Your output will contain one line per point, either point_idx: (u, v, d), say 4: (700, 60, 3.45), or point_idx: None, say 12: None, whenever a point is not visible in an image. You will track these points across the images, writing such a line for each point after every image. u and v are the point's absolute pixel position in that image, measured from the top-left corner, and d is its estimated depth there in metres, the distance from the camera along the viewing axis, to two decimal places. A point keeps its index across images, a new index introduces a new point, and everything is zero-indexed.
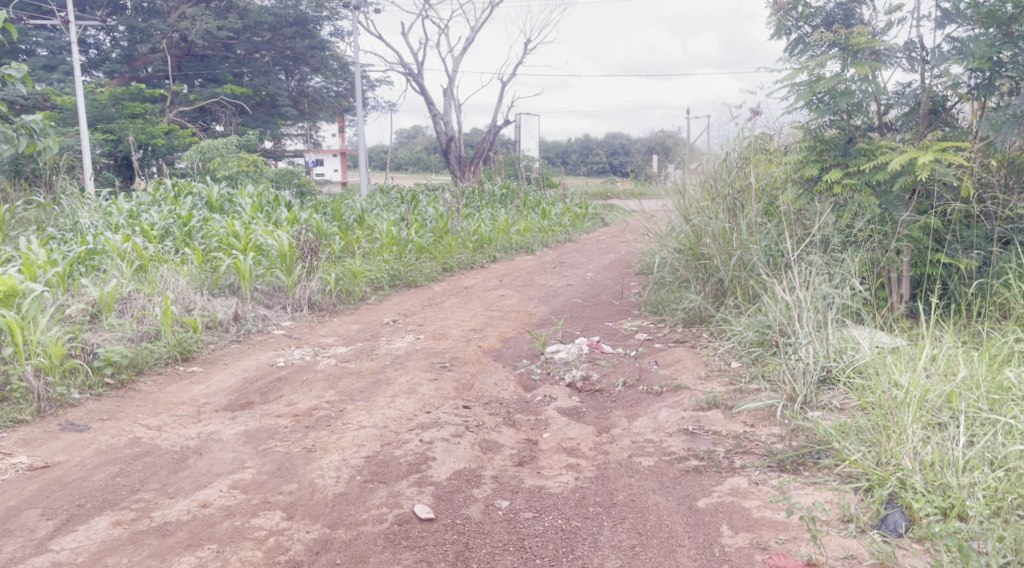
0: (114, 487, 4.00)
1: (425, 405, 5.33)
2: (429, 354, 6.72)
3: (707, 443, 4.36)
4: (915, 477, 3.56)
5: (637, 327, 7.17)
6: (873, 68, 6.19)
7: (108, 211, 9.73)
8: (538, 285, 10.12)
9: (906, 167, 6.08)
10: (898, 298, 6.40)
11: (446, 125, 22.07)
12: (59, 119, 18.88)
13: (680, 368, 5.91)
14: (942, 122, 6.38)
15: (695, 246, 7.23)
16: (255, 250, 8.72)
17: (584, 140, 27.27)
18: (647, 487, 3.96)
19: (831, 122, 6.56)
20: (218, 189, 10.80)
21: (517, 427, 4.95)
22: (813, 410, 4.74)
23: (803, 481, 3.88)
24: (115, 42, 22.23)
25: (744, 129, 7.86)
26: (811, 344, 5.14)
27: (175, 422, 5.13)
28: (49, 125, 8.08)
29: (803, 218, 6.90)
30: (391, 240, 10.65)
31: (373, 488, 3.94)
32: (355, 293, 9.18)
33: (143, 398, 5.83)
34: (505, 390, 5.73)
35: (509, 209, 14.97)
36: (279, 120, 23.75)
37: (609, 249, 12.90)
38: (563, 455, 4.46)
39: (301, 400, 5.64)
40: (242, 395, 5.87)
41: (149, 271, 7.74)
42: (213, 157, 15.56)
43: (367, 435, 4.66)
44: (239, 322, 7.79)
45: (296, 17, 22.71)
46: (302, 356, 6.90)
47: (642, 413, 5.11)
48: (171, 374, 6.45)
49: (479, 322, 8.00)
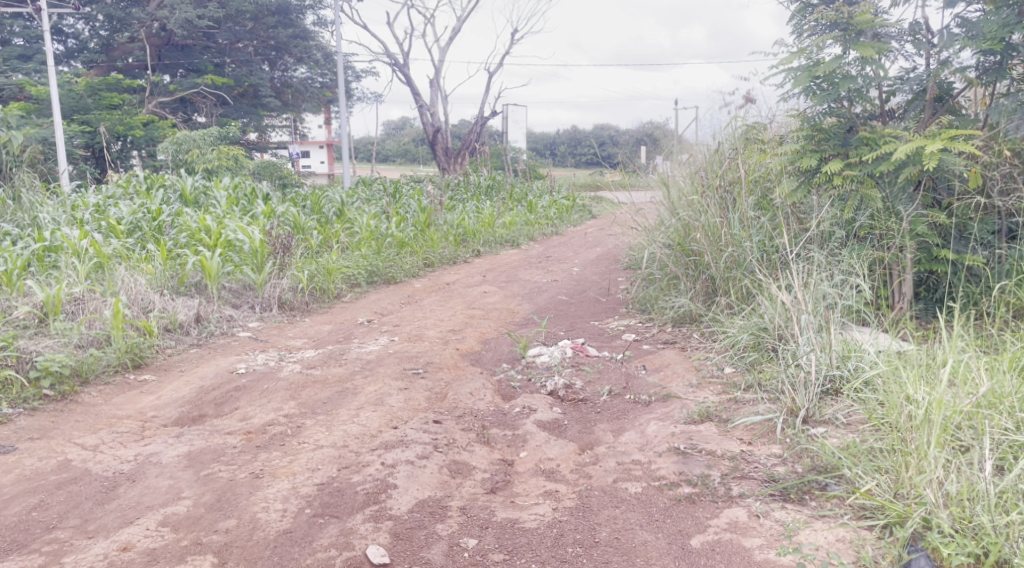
0: (27, 525, 3.55)
1: (393, 420, 4.85)
2: (402, 359, 6.24)
3: (701, 465, 3.89)
4: (941, 512, 3.14)
5: (624, 327, 6.72)
6: (877, 51, 5.77)
7: (72, 204, 9.19)
8: (522, 280, 9.66)
9: (913, 157, 5.60)
10: (901, 298, 5.93)
11: (433, 116, 21.56)
12: (32, 110, 18.33)
13: (669, 375, 5.45)
14: (948, 109, 5.97)
15: (684, 241, 6.77)
16: (224, 246, 8.23)
17: (571, 130, 26.70)
18: (634, 522, 3.51)
19: (830, 110, 6.12)
20: (192, 181, 10.25)
21: (491, 446, 4.50)
22: (816, 426, 4.31)
23: (809, 515, 3.43)
24: (93, 32, 21.64)
25: (737, 117, 7.46)
26: (813, 351, 4.70)
27: (115, 440, 4.65)
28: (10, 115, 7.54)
29: (801, 212, 6.46)
30: (371, 234, 10.15)
31: (323, 525, 3.50)
32: (330, 291, 8.67)
33: (84, 412, 5.35)
34: (481, 400, 5.24)
35: (494, 202, 14.49)
36: (262, 111, 23.13)
37: (597, 243, 12.44)
38: (541, 480, 4.00)
39: (257, 413, 5.16)
40: (195, 406, 5.40)
41: (107, 270, 7.22)
42: (191, 148, 14.98)
43: (323, 457, 4.18)
44: (200, 324, 7.26)
45: (278, 6, 21.99)
46: (265, 361, 6.40)
47: (630, 427, 4.65)
48: (121, 383, 5.96)
49: (459, 322, 7.53)
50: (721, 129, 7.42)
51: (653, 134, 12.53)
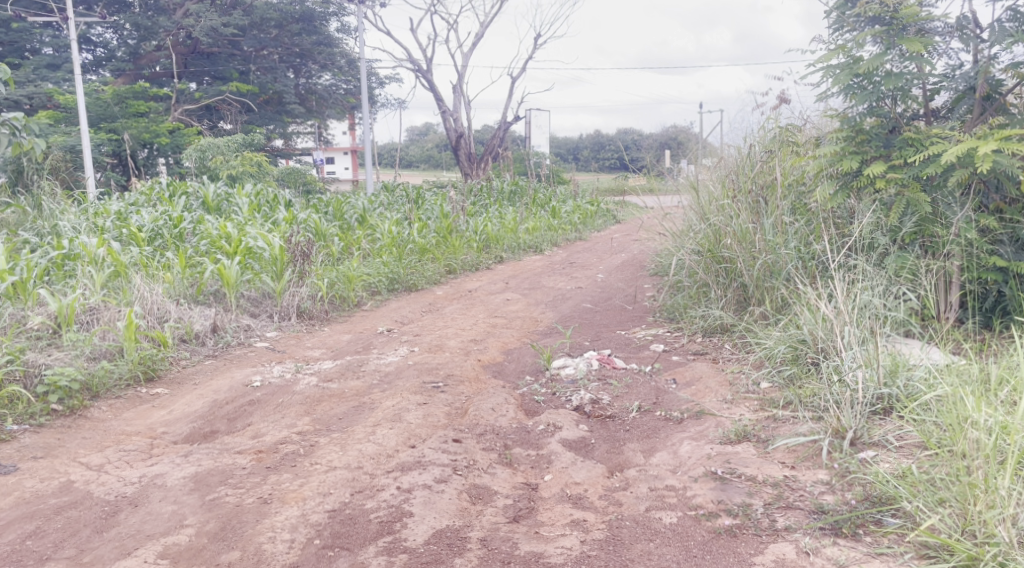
0: (20, 555, 3.39)
1: (411, 438, 4.60)
2: (422, 371, 5.99)
3: (742, 493, 3.65)
4: (1019, 553, 2.91)
5: (652, 337, 6.41)
6: (925, 46, 5.47)
7: (93, 212, 9.04)
8: (546, 288, 9.38)
9: (963, 159, 5.33)
10: (947, 308, 5.60)
11: (456, 122, 21.34)
12: (60, 118, 18.38)
13: (701, 390, 5.15)
14: (998, 108, 5.65)
15: (714, 248, 6.46)
16: (244, 253, 8.03)
17: (596, 135, 26.37)
18: (670, 558, 3.26)
19: (870, 109, 5.84)
20: (214, 188, 10.07)
21: (514, 467, 4.25)
22: (864, 449, 4.01)
23: (866, 553, 3.18)
24: (120, 40, 21.66)
25: (769, 119, 7.18)
26: (858, 368, 4.40)
27: (120, 460, 4.43)
28: (33, 121, 7.34)
29: (839, 217, 6.18)
30: (392, 241, 9.94)
31: (332, 558, 3.30)
32: (350, 299, 8.46)
33: (92, 428, 5.14)
34: (504, 416, 4.96)
35: (517, 207, 14.23)
36: (287, 118, 23.00)
37: (622, 248, 12.13)
38: (568, 507, 3.74)
39: (269, 430, 4.92)
40: (206, 422, 5.18)
41: (124, 279, 7.02)
42: (214, 155, 14.87)
43: (336, 480, 3.94)
44: (217, 334, 7.03)
45: (302, 13, 21.91)
46: (281, 374, 6.17)
47: (661, 447, 4.37)
48: (132, 397, 5.75)
49: (481, 331, 7.27)
50: (752, 131, 7.13)
51: (678, 138, 12.24)
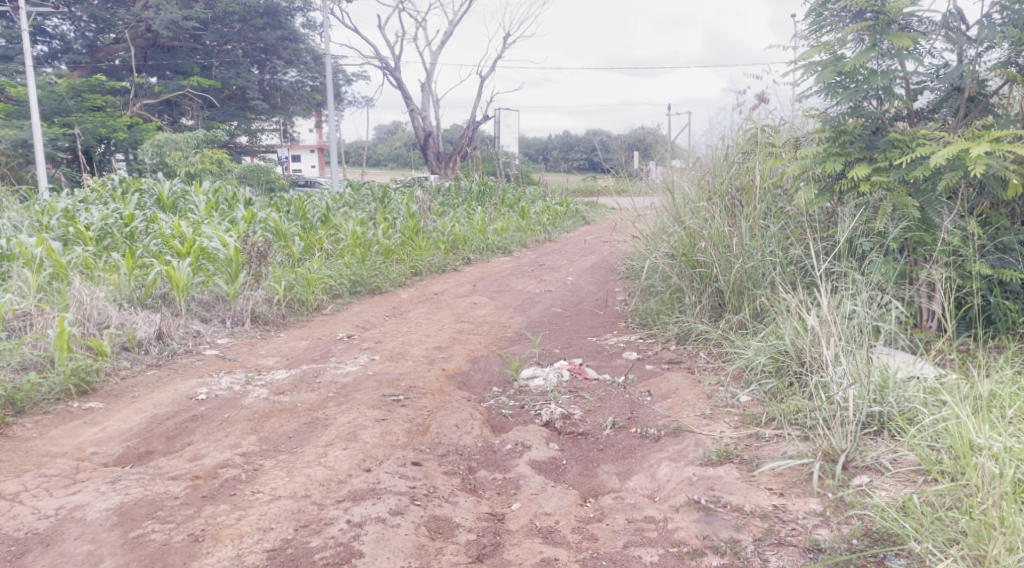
0: None
1: (366, 460, 4.19)
2: (382, 383, 5.57)
3: (728, 527, 3.34)
4: None
5: (625, 345, 6.06)
6: (912, 42, 5.19)
7: (37, 209, 8.47)
8: (515, 291, 8.99)
9: (952, 163, 5.04)
10: (930, 316, 5.33)
11: (424, 121, 20.93)
12: (12, 112, 17.62)
13: (678, 403, 4.81)
14: (983, 110, 5.40)
15: (689, 252, 6.13)
16: (196, 254, 7.53)
17: (564, 136, 26.02)
18: None
19: (853, 108, 5.55)
20: (170, 184, 9.54)
21: (478, 494, 3.87)
22: (857, 474, 3.67)
23: None
24: (76, 32, 20.84)
25: (749, 118, 6.87)
26: (847, 384, 4.08)
27: (39, 487, 3.99)
28: None
29: (820, 220, 5.89)
30: (356, 240, 9.52)
31: None
32: (309, 302, 8.00)
33: (13, 448, 4.67)
34: (468, 434, 4.56)
35: (486, 208, 13.80)
36: (249, 113, 22.32)
37: (593, 250, 11.77)
38: (537, 543, 3.40)
39: (210, 450, 4.49)
40: (143, 441, 4.73)
41: (63, 282, 6.48)
42: (172, 151, 14.19)
43: (279, 512, 3.56)
44: (163, 342, 6.53)
45: (266, 7, 21.30)
46: (229, 385, 5.70)
47: (638, 470, 4.02)
48: (62, 412, 5.27)
49: (446, 338, 6.86)
50: (730, 132, 6.81)
51: (648, 139, 11.91)
